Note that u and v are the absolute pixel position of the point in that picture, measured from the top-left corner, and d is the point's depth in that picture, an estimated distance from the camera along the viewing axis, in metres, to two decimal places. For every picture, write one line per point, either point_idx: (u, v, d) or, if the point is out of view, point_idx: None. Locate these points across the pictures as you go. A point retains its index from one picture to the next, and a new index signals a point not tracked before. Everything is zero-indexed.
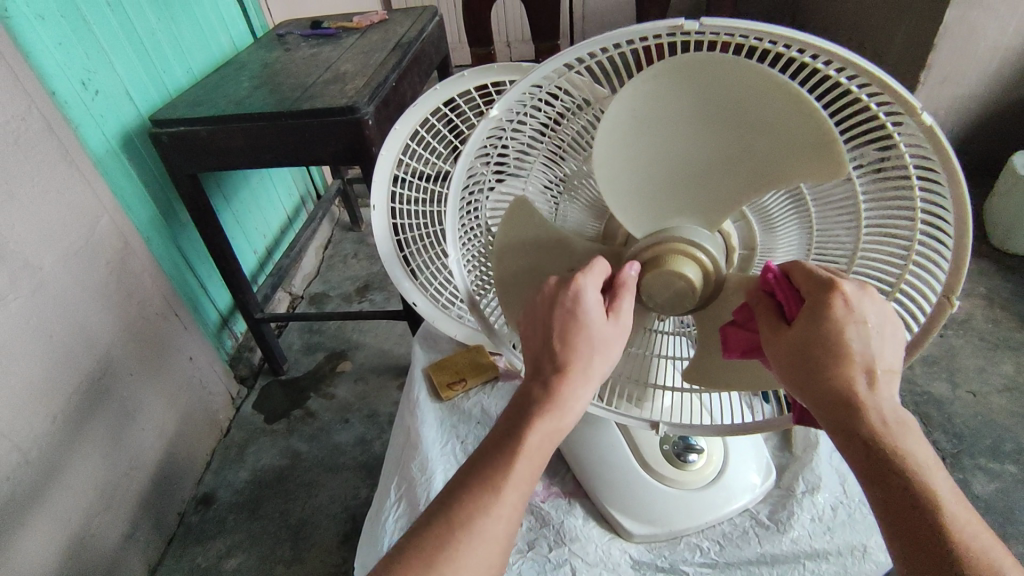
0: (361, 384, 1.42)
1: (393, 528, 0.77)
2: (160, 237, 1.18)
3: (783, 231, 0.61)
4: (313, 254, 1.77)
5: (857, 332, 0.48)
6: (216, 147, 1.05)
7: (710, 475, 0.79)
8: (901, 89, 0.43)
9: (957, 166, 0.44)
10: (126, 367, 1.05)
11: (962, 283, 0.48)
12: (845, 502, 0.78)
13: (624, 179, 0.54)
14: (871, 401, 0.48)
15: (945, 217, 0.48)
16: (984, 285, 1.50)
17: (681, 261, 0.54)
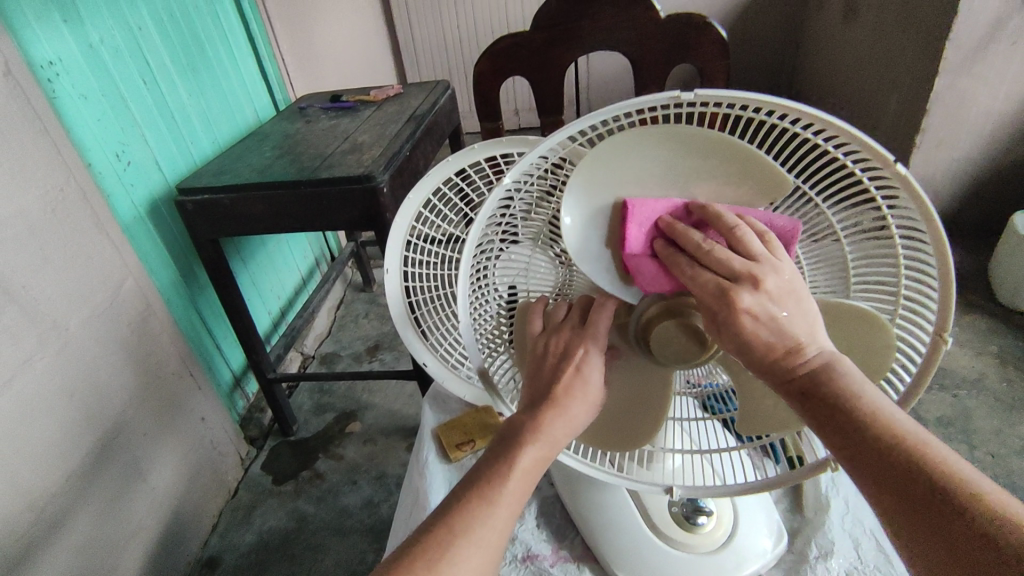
0: (370, 445, 1.41)
1: None
2: (180, 299, 1.22)
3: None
4: (325, 314, 1.80)
5: (796, 316, 0.47)
6: (238, 213, 1.10)
7: (720, 538, 0.78)
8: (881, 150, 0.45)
9: (937, 223, 0.46)
10: (140, 427, 1.06)
11: (953, 321, 0.48)
12: (861, 568, 0.75)
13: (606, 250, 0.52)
14: (847, 382, 0.45)
15: (928, 272, 0.50)
16: (995, 343, 1.49)
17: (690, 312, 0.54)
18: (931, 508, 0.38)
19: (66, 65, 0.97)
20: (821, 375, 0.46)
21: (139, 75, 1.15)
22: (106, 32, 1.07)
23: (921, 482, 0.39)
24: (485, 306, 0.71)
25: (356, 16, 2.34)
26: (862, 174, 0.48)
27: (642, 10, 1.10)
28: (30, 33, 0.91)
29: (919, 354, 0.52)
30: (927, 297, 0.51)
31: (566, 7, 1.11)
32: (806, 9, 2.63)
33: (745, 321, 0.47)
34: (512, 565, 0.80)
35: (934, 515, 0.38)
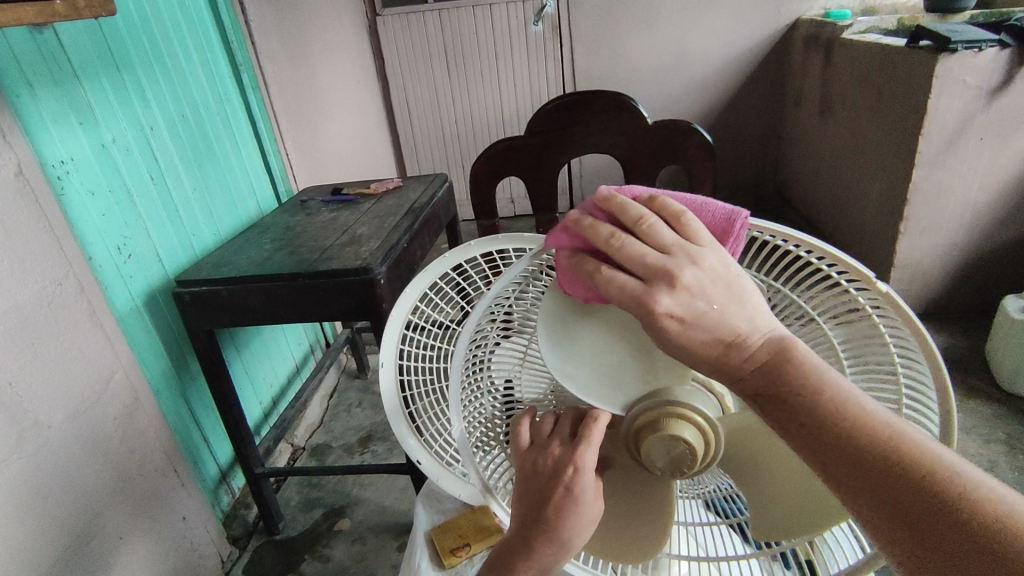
0: (359, 545, 1.34)
1: None
2: (169, 391, 1.19)
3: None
4: (318, 403, 1.77)
5: (730, 309, 0.46)
6: (234, 304, 1.10)
7: None
8: (858, 265, 0.49)
9: (919, 323, 0.48)
10: (116, 529, 1.01)
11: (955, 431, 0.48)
12: None
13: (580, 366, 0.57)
14: (805, 380, 0.44)
15: (923, 379, 0.50)
16: (1001, 429, 1.46)
17: (676, 423, 0.54)
18: (911, 501, 0.38)
19: (77, 163, 1.01)
20: (771, 366, 0.46)
21: (146, 171, 1.19)
22: (118, 132, 1.12)
23: (892, 483, 0.39)
24: (478, 403, 0.69)
25: (359, 112, 2.46)
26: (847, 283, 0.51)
27: (631, 115, 1.16)
28: (45, 135, 0.95)
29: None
30: (928, 405, 0.51)
31: (560, 111, 1.17)
32: (784, 104, 2.78)
33: (665, 324, 0.45)
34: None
35: (921, 528, 0.38)
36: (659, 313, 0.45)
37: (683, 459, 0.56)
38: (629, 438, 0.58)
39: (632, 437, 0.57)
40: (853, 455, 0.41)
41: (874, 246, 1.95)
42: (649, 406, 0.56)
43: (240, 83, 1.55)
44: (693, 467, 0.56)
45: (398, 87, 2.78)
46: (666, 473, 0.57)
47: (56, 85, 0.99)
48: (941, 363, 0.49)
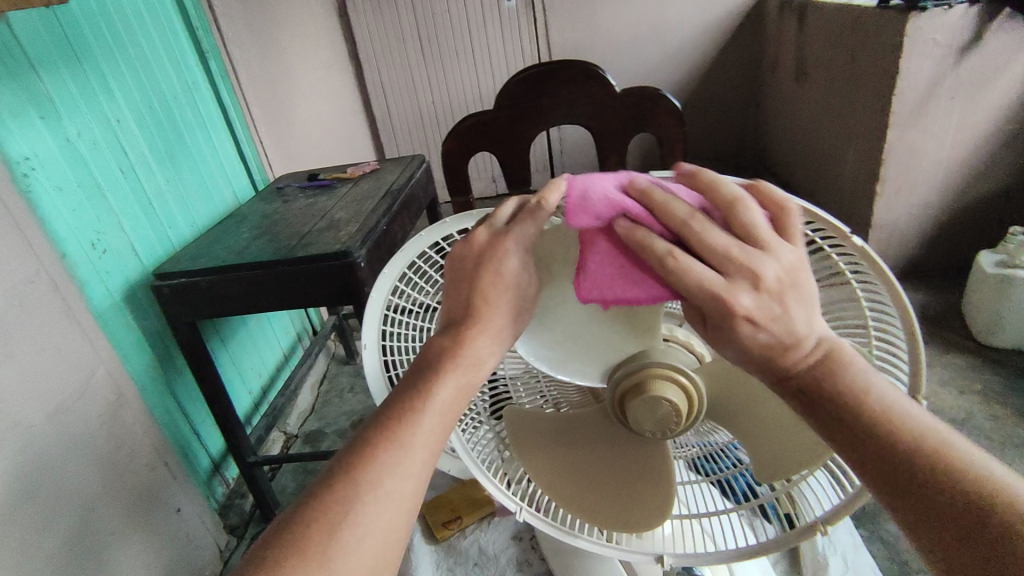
0: None
1: None
2: (155, 385, 1.19)
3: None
4: (308, 390, 1.77)
5: (798, 313, 0.49)
6: (215, 294, 1.10)
7: None
8: (833, 220, 0.52)
9: (895, 281, 0.51)
10: (110, 524, 1.01)
11: (925, 384, 0.52)
12: None
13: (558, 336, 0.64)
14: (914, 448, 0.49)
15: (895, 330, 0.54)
16: (978, 381, 1.50)
17: (661, 385, 0.57)
18: (938, 505, 0.44)
19: (42, 160, 0.99)
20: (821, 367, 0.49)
21: (116, 165, 1.17)
22: (84, 126, 1.10)
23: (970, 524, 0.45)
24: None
25: (333, 97, 2.42)
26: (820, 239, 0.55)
27: (600, 84, 1.16)
28: (7, 133, 0.93)
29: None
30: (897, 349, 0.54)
31: (530, 83, 1.17)
32: (761, 70, 2.78)
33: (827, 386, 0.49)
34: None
35: None
36: (741, 317, 0.47)
37: (668, 419, 0.58)
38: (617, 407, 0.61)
39: (618, 404, 0.60)
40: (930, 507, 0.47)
41: (853, 209, 1.97)
42: (633, 371, 0.60)
43: (208, 72, 1.53)
44: (678, 428, 0.58)
45: (372, 70, 2.74)
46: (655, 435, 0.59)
47: (15, 80, 0.96)
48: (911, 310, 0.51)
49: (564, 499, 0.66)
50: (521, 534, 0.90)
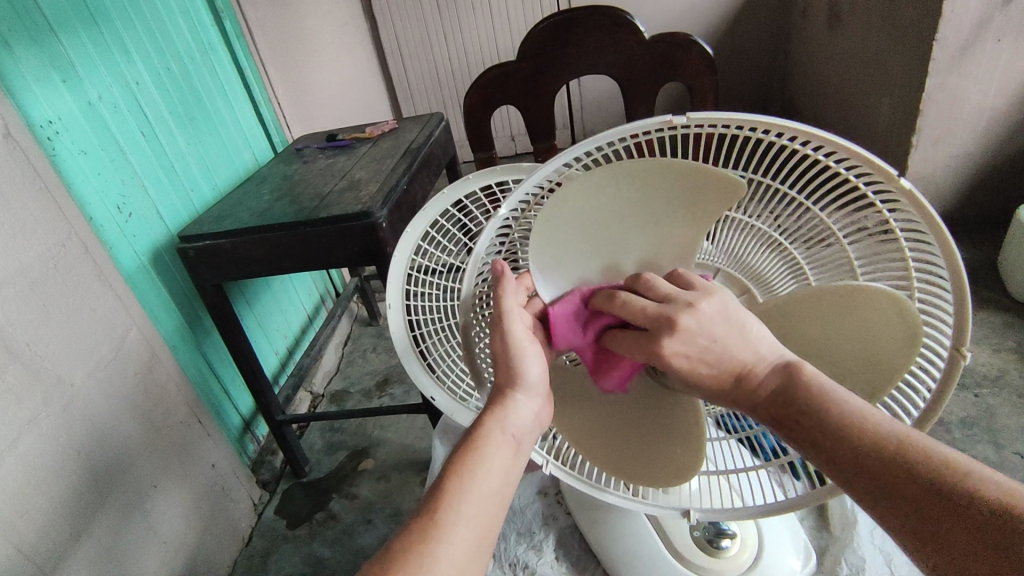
0: (383, 481, 1.38)
1: None
2: (185, 347, 1.22)
3: (778, 278, 0.62)
4: (333, 351, 1.80)
5: (735, 339, 0.55)
6: (239, 256, 1.10)
7: (747, 562, 0.73)
8: (881, 163, 0.49)
9: (937, 218, 0.49)
10: (149, 479, 1.05)
11: (969, 334, 0.50)
12: None
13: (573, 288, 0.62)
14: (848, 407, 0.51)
15: (938, 273, 0.52)
16: (1012, 338, 1.46)
17: None
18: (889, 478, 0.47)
19: (65, 123, 0.99)
20: (782, 387, 0.53)
21: (137, 128, 1.17)
22: (104, 89, 1.09)
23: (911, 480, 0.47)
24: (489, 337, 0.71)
25: (349, 55, 2.38)
26: (865, 186, 0.52)
27: (628, 31, 1.11)
28: (30, 96, 0.93)
29: (943, 343, 0.53)
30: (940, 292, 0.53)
31: (552, 32, 1.13)
32: (791, 17, 2.65)
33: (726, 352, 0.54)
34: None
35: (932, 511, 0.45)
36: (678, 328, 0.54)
37: None
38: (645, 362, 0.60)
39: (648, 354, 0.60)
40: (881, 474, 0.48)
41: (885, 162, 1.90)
42: None
43: (224, 31, 1.50)
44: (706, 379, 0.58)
45: (387, 27, 2.68)
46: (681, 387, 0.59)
47: (34, 42, 0.95)
48: (947, 233, 0.49)
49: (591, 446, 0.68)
50: (546, 490, 0.89)
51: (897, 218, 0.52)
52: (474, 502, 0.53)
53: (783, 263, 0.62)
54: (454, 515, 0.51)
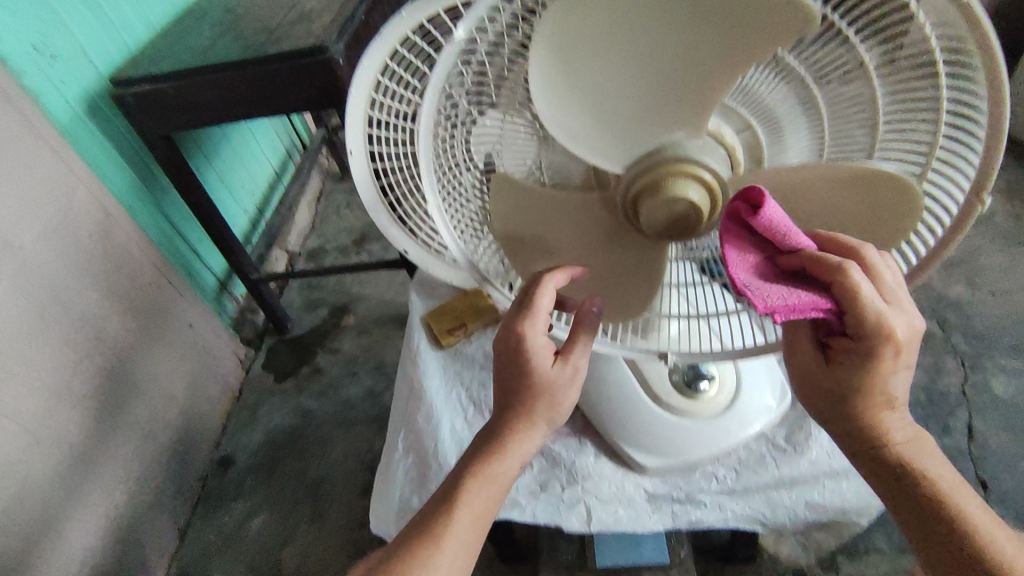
0: (366, 336, 1.40)
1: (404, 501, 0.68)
2: (142, 207, 1.14)
3: (793, 136, 0.48)
4: (306, 207, 1.72)
5: (882, 363, 0.46)
6: (186, 103, 0.98)
7: (724, 402, 0.75)
8: None
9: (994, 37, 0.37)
10: (126, 341, 1.04)
11: (994, 179, 0.42)
12: None
13: (595, 134, 0.44)
14: (898, 441, 0.51)
15: (973, 115, 0.41)
16: (1007, 177, 1.42)
17: (681, 181, 0.43)
18: (915, 501, 0.50)
19: None
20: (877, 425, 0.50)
21: None
22: None
23: (938, 525, 0.49)
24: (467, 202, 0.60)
25: None
26: None
27: None
28: None
29: (957, 196, 0.44)
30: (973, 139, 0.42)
31: None
32: None
33: (860, 349, 0.44)
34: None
35: (947, 550, 0.49)
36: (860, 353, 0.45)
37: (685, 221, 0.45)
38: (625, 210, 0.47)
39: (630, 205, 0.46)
40: (911, 500, 0.50)
41: None
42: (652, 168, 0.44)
43: None
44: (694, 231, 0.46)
45: None
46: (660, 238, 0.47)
47: None
48: (998, 46, 0.37)
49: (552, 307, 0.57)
50: None
51: (937, 33, 0.39)
52: (476, 487, 0.54)
53: (804, 120, 0.47)
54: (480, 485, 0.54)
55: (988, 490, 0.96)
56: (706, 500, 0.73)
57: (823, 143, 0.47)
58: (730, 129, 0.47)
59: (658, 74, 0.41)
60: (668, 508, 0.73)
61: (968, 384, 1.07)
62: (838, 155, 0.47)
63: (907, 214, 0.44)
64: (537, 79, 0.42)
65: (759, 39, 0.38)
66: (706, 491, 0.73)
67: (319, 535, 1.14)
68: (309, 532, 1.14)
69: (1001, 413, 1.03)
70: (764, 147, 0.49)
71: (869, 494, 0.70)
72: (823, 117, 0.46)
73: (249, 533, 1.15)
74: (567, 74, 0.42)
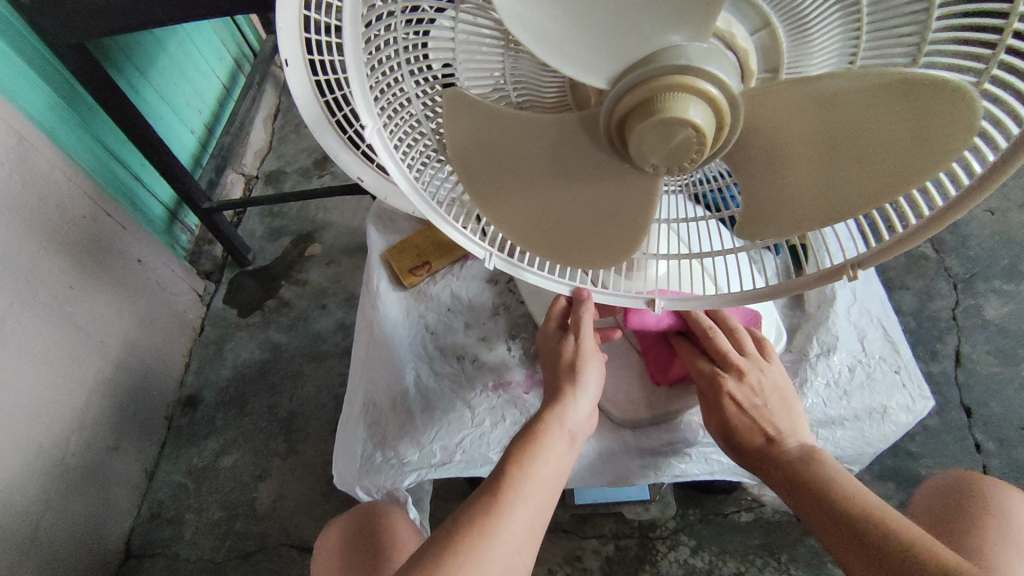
0: (334, 267, 1.31)
1: (366, 449, 0.68)
2: (67, 128, 1.01)
3: (821, 32, 0.39)
4: (261, 125, 1.57)
5: (775, 412, 0.64)
6: (93, 4, 0.84)
7: None
8: None
9: None
10: (63, 280, 0.95)
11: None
12: (862, 362, 0.76)
13: (567, 35, 0.34)
14: (812, 458, 0.59)
15: None
16: None
17: (679, 96, 0.34)
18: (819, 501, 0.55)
19: None
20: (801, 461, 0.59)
21: None
22: None
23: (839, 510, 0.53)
24: (422, 135, 0.52)
25: None
26: None
27: None
28: None
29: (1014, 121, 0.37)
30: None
31: None
32: None
33: (727, 402, 0.64)
34: (481, 395, 0.70)
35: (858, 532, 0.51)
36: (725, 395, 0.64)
37: (686, 148, 0.36)
38: (610, 135, 0.38)
39: (619, 127, 0.37)
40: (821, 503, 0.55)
41: None
42: (646, 78, 0.35)
43: None
44: (698, 160, 0.37)
45: None
46: (658, 170, 0.39)
47: None
48: None
49: (531, 245, 0.48)
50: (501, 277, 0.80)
51: None
52: (524, 493, 0.53)
53: (839, 10, 0.37)
54: (516, 494, 0.52)
55: (971, 416, 0.95)
56: (694, 452, 0.74)
57: (857, 42, 0.38)
58: (742, 28, 0.39)
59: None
60: (651, 460, 0.74)
61: (960, 308, 1.03)
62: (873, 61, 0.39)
63: (958, 132, 0.36)
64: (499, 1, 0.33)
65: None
66: (693, 442, 0.74)
67: (295, 468, 1.10)
68: (285, 468, 1.10)
69: (990, 337, 1.00)
70: (784, 45, 0.40)
71: (862, 442, 0.72)
72: (862, 9, 0.36)
73: (221, 471, 1.12)
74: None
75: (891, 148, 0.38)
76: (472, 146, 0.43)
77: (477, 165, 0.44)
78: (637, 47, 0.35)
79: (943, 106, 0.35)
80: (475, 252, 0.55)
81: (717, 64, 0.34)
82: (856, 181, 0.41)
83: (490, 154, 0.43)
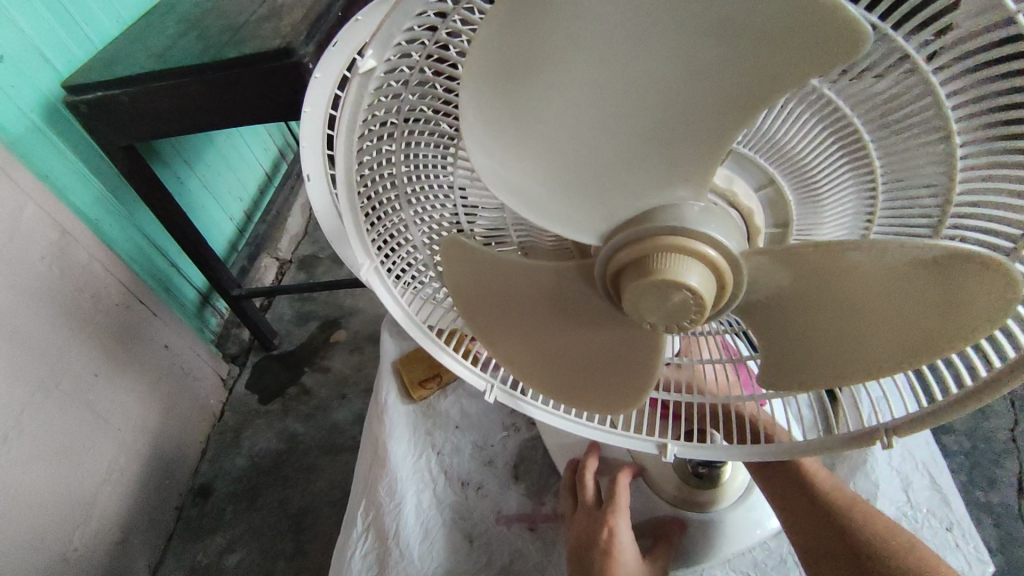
0: (357, 355, 1.31)
1: (360, 568, 0.66)
2: (111, 220, 1.05)
3: (831, 198, 0.41)
4: (299, 211, 1.63)
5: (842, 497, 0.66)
6: (144, 112, 0.89)
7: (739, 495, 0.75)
8: None
9: None
10: (89, 368, 0.97)
11: None
12: (905, 512, 0.72)
13: (554, 200, 0.36)
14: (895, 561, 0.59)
15: None
16: None
17: (678, 263, 0.35)
18: None
19: None
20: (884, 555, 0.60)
21: None
22: None
23: None
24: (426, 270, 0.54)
25: None
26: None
27: None
28: None
29: None
30: None
31: None
32: None
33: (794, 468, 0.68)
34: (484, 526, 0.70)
35: None
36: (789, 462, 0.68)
37: (684, 310, 0.37)
38: (606, 287, 0.40)
39: (616, 284, 0.38)
40: None
41: None
42: (645, 242, 0.36)
43: None
44: (698, 321, 0.38)
45: None
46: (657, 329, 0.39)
47: None
48: None
49: (539, 378, 0.49)
50: None
51: None
52: None
53: (852, 173, 0.39)
54: None
55: None
56: None
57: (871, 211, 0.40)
58: (744, 184, 0.41)
59: (632, 140, 0.33)
60: None
61: (1019, 428, 0.95)
62: (888, 232, 0.40)
63: (992, 305, 0.34)
64: (476, 156, 0.36)
65: (748, 75, 0.30)
66: None
67: (300, 571, 1.05)
68: (289, 570, 1.05)
69: None
70: (793, 201, 0.43)
71: None
72: (876, 184, 0.38)
73: (225, 569, 1.08)
74: (510, 141, 0.35)
75: (915, 314, 0.37)
76: (483, 280, 0.45)
77: (487, 300, 0.46)
78: (624, 201, 0.36)
79: (965, 278, 0.34)
80: (478, 383, 0.56)
81: (718, 225, 0.36)
82: (875, 346, 0.39)
83: (501, 290, 0.45)
